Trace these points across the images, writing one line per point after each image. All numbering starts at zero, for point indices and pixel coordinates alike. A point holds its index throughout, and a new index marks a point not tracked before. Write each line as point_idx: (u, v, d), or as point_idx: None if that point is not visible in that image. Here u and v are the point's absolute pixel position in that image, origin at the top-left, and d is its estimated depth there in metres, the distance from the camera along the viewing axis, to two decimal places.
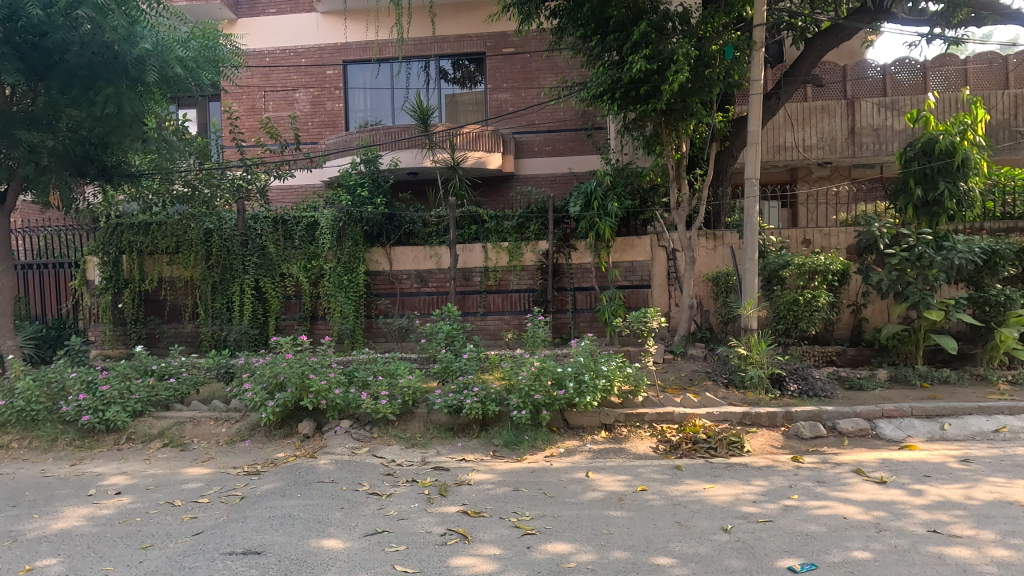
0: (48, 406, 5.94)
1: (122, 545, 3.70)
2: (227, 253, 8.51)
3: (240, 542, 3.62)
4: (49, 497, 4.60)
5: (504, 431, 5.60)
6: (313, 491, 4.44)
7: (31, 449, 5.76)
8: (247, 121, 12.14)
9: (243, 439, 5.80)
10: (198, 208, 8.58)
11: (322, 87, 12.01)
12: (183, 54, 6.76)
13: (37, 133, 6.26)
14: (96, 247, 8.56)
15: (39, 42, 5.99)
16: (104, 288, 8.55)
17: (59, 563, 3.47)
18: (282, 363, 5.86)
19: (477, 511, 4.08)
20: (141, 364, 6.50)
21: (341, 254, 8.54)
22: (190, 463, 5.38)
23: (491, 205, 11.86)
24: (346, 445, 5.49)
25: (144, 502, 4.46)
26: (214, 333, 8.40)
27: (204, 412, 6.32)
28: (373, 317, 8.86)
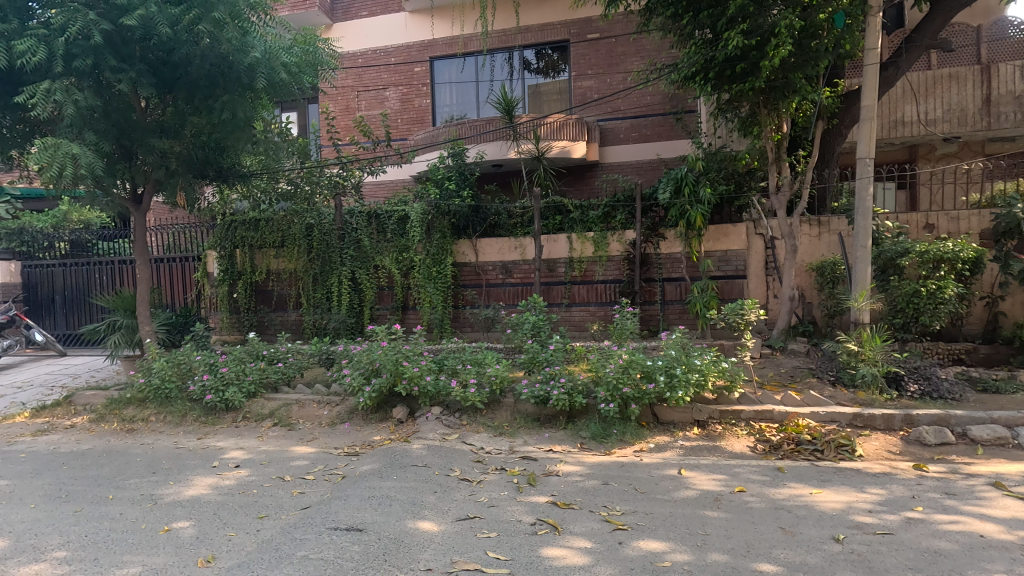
0: (178, 384, 6.65)
1: (242, 513, 4.06)
2: (327, 246, 9.04)
3: (343, 518, 3.85)
4: (181, 466, 5.14)
5: (592, 424, 5.53)
6: (408, 474, 4.64)
7: (165, 422, 6.48)
8: (342, 121, 12.78)
9: (343, 422, 6.17)
10: (301, 205, 9.18)
11: (410, 84, 12.40)
12: (288, 60, 7.24)
13: (167, 141, 6.92)
14: (214, 243, 9.40)
15: (167, 57, 6.59)
16: (221, 279, 9.35)
17: (191, 527, 3.87)
18: (378, 350, 6.18)
19: (567, 503, 4.06)
20: (254, 349, 7.09)
21: (430, 246, 8.79)
22: (298, 441, 5.78)
23: (576, 194, 11.70)
24: (437, 432, 5.67)
25: (259, 475, 4.87)
26: (316, 322, 8.96)
27: (308, 394, 6.78)
28: (460, 308, 9.09)
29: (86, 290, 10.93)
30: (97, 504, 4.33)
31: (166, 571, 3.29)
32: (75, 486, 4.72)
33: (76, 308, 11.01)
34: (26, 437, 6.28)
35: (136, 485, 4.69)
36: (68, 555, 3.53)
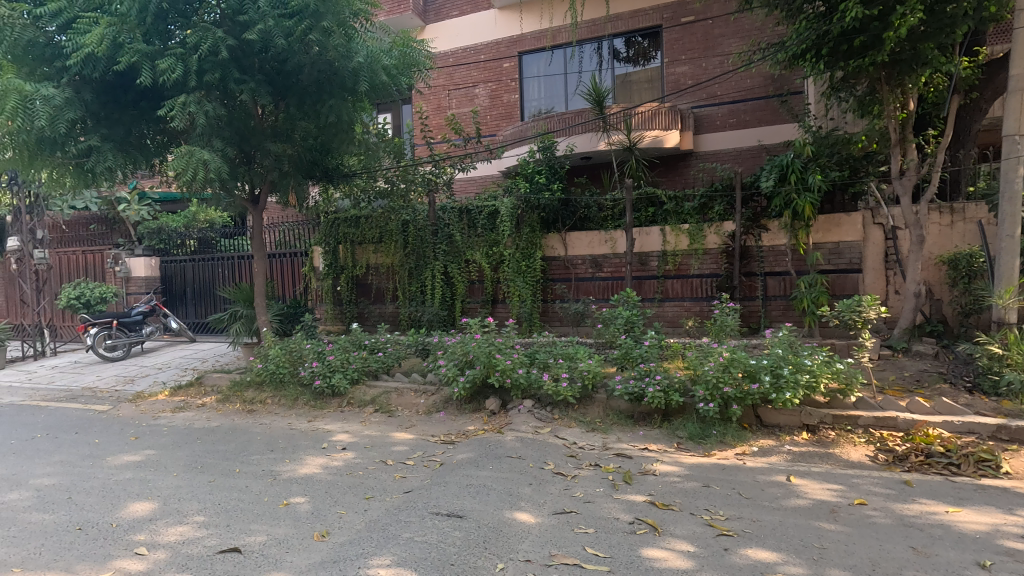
0: (290, 369, 7.20)
1: (351, 493, 4.32)
2: (421, 242, 9.39)
3: (444, 504, 3.99)
4: (295, 446, 5.56)
5: (689, 423, 5.32)
6: (504, 465, 4.71)
7: (280, 405, 7.04)
8: (434, 120, 13.19)
9: (438, 411, 6.38)
10: (397, 201, 9.57)
11: (499, 80, 12.54)
12: (388, 63, 7.57)
13: (281, 145, 7.48)
14: (320, 239, 10.06)
15: (281, 67, 7.10)
16: (326, 273, 9.99)
17: (307, 503, 4.18)
18: (472, 342, 6.33)
19: (666, 504, 3.94)
20: (357, 339, 7.56)
21: (520, 240, 8.85)
22: (397, 428, 6.06)
23: (669, 185, 11.28)
24: (529, 424, 5.72)
25: (364, 458, 5.16)
26: (411, 314, 9.33)
27: (405, 383, 7.09)
28: (549, 302, 9.08)
29: (211, 283, 12.13)
30: (227, 476, 4.79)
31: (287, 541, 3.57)
32: (208, 459, 5.25)
33: (203, 299, 12.25)
34: (167, 413, 7.10)
35: (258, 461, 5.15)
36: (206, 520, 3.94)
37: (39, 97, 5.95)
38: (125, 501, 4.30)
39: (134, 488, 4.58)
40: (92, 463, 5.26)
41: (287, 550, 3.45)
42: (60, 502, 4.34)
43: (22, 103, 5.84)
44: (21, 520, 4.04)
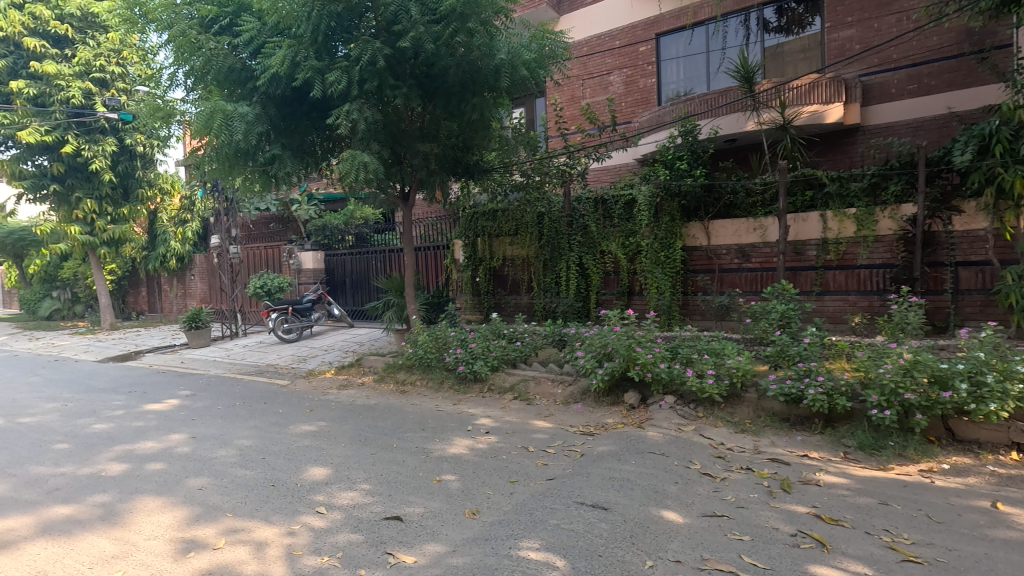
0: (436, 355, 7.72)
1: (497, 475, 4.51)
2: (556, 233, 9.45)
3: (588, 495, 3.99)
4: (443, 427, 5.94)
5: (859, 432, 4.75)
6: (646, 461, 4.59)
7: (427, 387, 7.57)
8: (568, 111, 13.18)
9: (576, 402, 6.40)
10: (532, 194, 9.69)
11: (635, 65, 12.16)
12: (528, 58, 7.72)
13: (429, 145, 8.00)
14: (460, 232, 10.53)
15: (429, 72, 7.57)
16: (466, 264, 10.41)
17: (457, 481, 4.44)
18: (610, 334, 6.25)
19: (834, 518, 3.56)
20: (496, 328, 7.89)
21: (658, 230, 8.51)
22: (536, 416, 6.19)
23: (829, 166, 10.13)
24: (672, 421, 5.50)
25: (506, 442, 5.35)
26: (546, 305, 9.47)
27: (543, 372, 7.22)
28: (690, 294, 8.67)
29: (367, 274, 13.41)
30: (386, 450, 5.26)
31: (442, 515, 3.83)
32: (370, 433, 5.81)
33: (359, 288, 13.59)
34: (334, 389, 8.01)
35: (412, 438, 5.58)
36: (371, 488, 4.36)
37: (237, 115, 6.95)
38: (305, 465, 4.91)
39: (312, 454, 5.23)
40: (278, 430, 6.09)
41: (442, 523, 3.70)
42: (257, 461, 5.08)
43: (225, 121, 6.87)
44: (229, 473, 4.80)
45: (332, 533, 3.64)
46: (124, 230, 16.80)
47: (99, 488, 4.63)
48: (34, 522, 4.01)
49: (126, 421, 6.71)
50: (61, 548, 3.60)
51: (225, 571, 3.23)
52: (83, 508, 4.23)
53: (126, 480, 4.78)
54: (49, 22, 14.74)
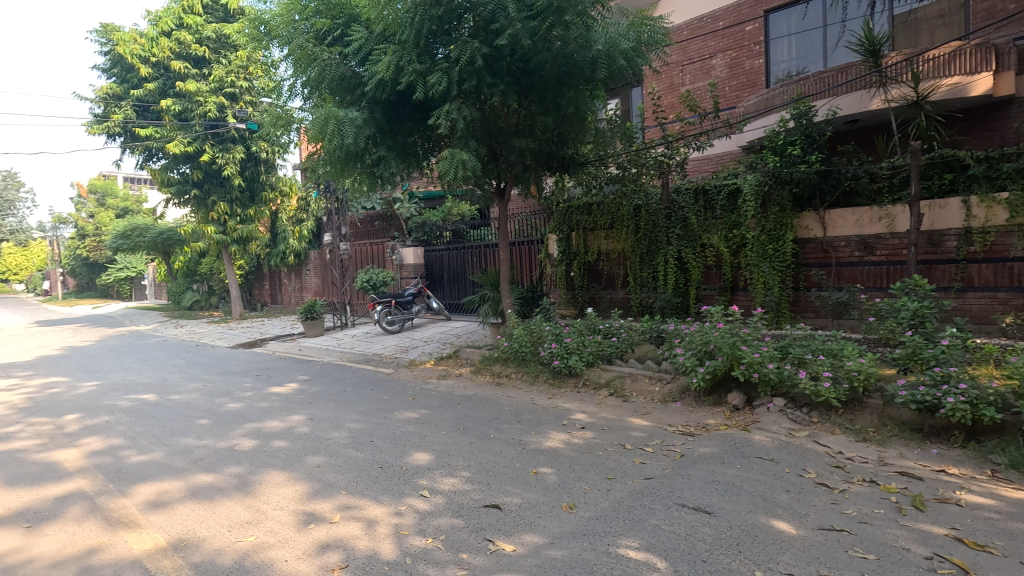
0: (532, 349, 7.83)
1: (593, 471, 4.47)
2: (653, 227, 9.16)
3: (689, 497, 3.85)
4: (539, 420, 5.99)
5: (1011, 448, 4.17)
6: (753, 466, 4.34)
7: (522, 380, 7.67)
8: (667, 99, 12.73)
9: (675, 400, 6.18)
10: (628, 186, 9.37)
11: (740, 46, 11.46)
12: (626, 47, 7.55)
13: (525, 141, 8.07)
14: (554, 227, 10.38)
15: (526, 68, 7.66)
16: (561, 259, 10.29)
17: (553, 474, 4.46)
18: (713, 332, 5.99)
19: (979, 543, 3.15)
20: (592, 323, 7.86)
21: (766, 222, 8.00)
22: (633, 413, 6.05)
23: (971, 145, 9.02)
24: (782, 425, 5.15)
25: (603, 439, 5.29)
26: (642, 300, 9.25)
27: (639, 368, 7.06)
28: (802, 290, 8.07)
29: (463, 269, 13.84)
30: (484, 440, 5.41)
31: (540, 507, 3.87)
32: (468, 423, 6.00)
33: (456, 282, 14.07)
34: (434, 379, 8.37)
35: (509, 429, 5.69)
36: (471, 475, 4.51)
37: (348, 121, 7.44)
38: (409, 450, 5.18)
39: (415, 439, 5.50)
40: (384, 415, 6.47)
41: (539, 515, 3.74)
42: (366, 444, 5.44)
43: (337, 126, 7.38)
44: (342, 454, 5.18)
45: (435, 517, 3.81)
46: (251, 230, 18.62)
47: (234, 460, 5.19)
48: (183, 486, 4.58)
49: (255, 401, 7.47)
50: (206, 511, 4.08)
51: (341, 544, 3.50)
52: (222, 477, 4.77)
53: (256, 455, 5.31)
54: (191, 45, 16.63)
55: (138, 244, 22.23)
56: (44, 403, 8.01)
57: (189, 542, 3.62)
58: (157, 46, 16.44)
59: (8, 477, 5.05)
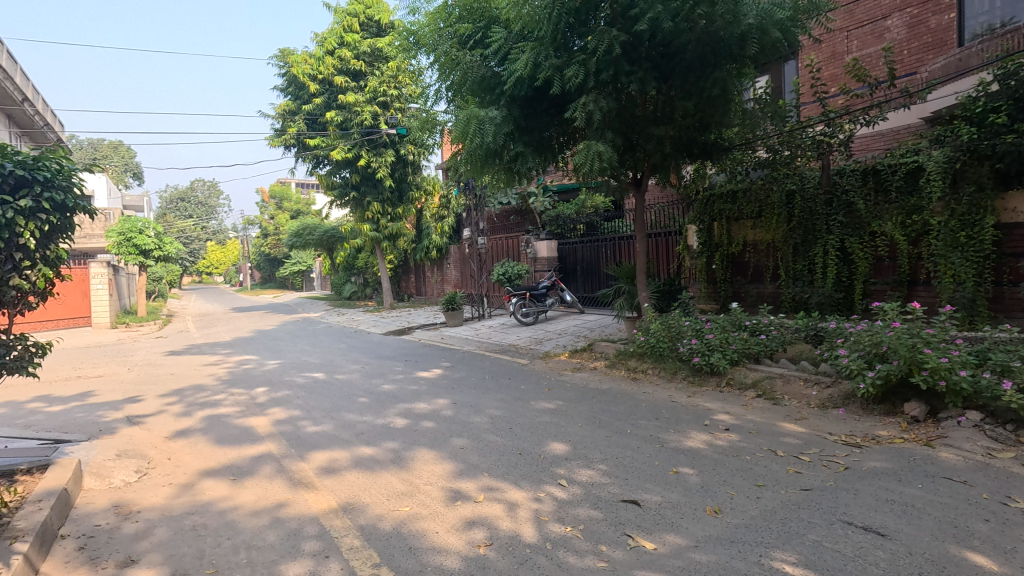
0: (669, 345, 7.56)
1: (740, 477, 4.20)
2: (810, 214, 8.21)
3: (857, 515, 3.45)
4: (678, 418, 5.76)
5: None
6: (939, 487, 3.77)
7: (660, 376, 7.43)
8: (828, 70, 11.43)
9: (836, 407, 5.57)
10: (779, 171, 8.52)
11: (923, 2, 9.90)
12: (782, 18, 6.94)
13: (664, 128, 7.78)
14: (694, 217, 9.74)
15: (666, 51, 7.46)
16: (701, 251, 9.66)
17: (695, 476, 4.26)
18: (886, 332, 5.29)
19: None
20: (737, 319, 7.36)
21: (957, 204, 6.80)
22: (784, 418, 5.55)
23: None
24: (977, 443, 4.37)
25: (750, 443, 4.94)
26: (795, 296, 8.40)
27: (792, 370, 6.48)
28: (1005, 285, 6.92)
29: (597, 262, 13.84)
30: (621, 435, 5.33)
31: (682, 508, 3.73)
32: (604, 417, 5.96)
33: (590, 276, 14.09)
34: (569, 371, 8.45)
35: (646, 426, 5.55)
36: (608, 469, 4.48)
37: (488, 120, 7.74)
38: (547, 439, 5.29)
39: (552, 430, 5.59)
40: (522, 404, 6.68)
41: (681, 516, 3.62)
42: (505, 430, 5.66)
43: (478, 126, 7.71)
44: (484, 438, 5.45)
45: (574, 506, 3.85)
46: (400, 226, 20.27)
47: (390, 436, 5.71)
48: (349, 456, 5.15)
49: (405, 384, 8.15)
50: (368, 480, 4.56)
51: (485, 522, 3.69)
52: (380, 451, 5.28)
53: (407, 433, 5.79)
54: (350, 61, 18.47)
55: (308, 241, 25.32)
56: (241, 376, 9.50)
57: (355, 505, 4.07)
58: (323, 65, 18.48)
59: (218, 436, 6.08)
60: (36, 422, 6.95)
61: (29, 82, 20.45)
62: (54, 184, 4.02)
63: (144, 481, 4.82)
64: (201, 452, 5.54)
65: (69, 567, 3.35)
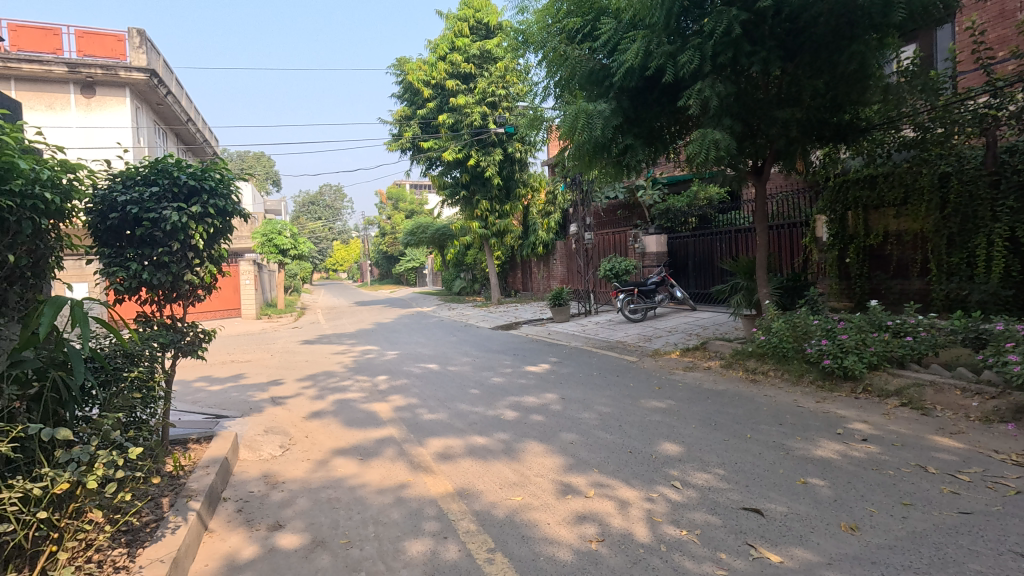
0: (795, 346, 7.01)
1: (881, 492, 3.80)
2: (970, 199, 7.11)
3: None
4: (806, 425, 5.32)
5: None
6: None
7: (783, 379, 6.90)
8: (995, 32, 9.89)
9: (1004, 422, 4.85)
10: (930, 151, 7.51)
11: None
12: None
13: (789, 110, 7.17)
14: (823, 206, 8.84)
15: (793, 27, 6.92)
16: (831, 244, 8.76)
17: (827, 488, 3.92)
18: None
19: None
20: (876, 319, 6.68)
21: None
22: (936, 431, 4.90)
23: None
24: None
25: (894, 456, 4.43)
26: (950, 293, 7.31)
27: (946, 377, 5.72)
28: None
29: (711, 256, 13.18)
30: (740, 439, 5.04)
31: (812, 522, 3.45)
32: (721, 419, 5.67)
33: (703, 271, 13.45)
34: (681, 370, 8.12)
35: (768, 431, 5.19)
36: (726, 474, 4.26)
37: (597, 113, 7.65)
38: (659, 439, 5.14)
39: (664, 430, 5.42)
40: (632, 402, 6.55)
41: (811, 530, 3.35)
42: (615, 428, 5.59)
43: (587, 120, 7.63)
44: (593, 434, 5.42)
45: (690, 510, 3.71)
46: (507, 223, 20.72)
47: (501, 427, 5.88)
48: (464, 445, 5.38)
49: (515, 377, 8.33)
50: (482, 468, 4.74)
51: (597, 518, 3.68)
52: (492, 441, 5.45)
53: (518, 425, 5.92)
54: (461, 65, 19.13)
55: (422, 239, 26.72)
56: (365, 365, 10.28)
57: (470, 492, 4.25)
58: (436, 70, 19.33)
59: (347, 419, 6.64)
60: (201, 399, 8.04)
61: (191, 105, 23.58)
62: (217, 192, 4.61)
63: (287, 455, 5.39)
64: (333, 433, 6.09)
65: (231, 526, 3.86)
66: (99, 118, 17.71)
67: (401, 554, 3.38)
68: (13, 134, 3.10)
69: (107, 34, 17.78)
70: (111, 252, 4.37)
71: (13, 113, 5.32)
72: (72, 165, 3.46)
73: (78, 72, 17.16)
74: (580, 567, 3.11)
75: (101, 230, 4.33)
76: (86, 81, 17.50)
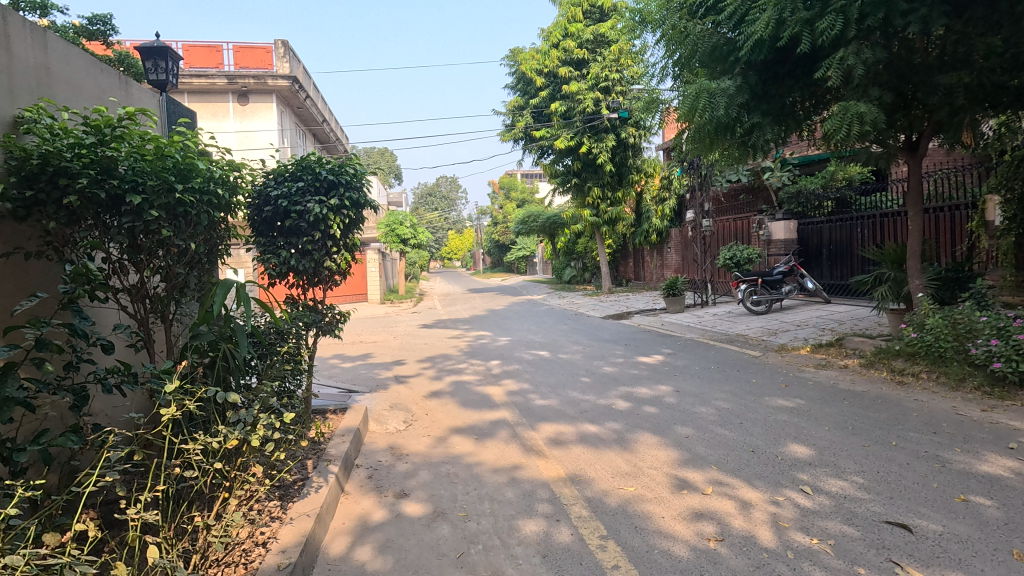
0: (956, 345, 6.17)
1: None
2: None
3: None
4: (967, 436, 4.65)
5: None
6: None
7: (939, 383, 6.08)
8: None
9: None
10: None
11: None
12: None
13: (954, 74, 6.29)
14: (997, 184, 7.38)
15: None
16: (1005, 229, 7.34)
17: (995, 508, 3.41)
18: None
19: None
20: None
21: None
22: None
23: None
24: None
25: None
26: None
27: None
28: None
29: (849, 244, 11.93)
30: (883, 446, 4.54)
31: (976, 545, 3.03)
32: (860, 423, 5.13)
33: (840, 259, 12.21)
34: (811, 368, 7.47)
35: (919, 440, 4.61)
36: (866, 483, 3.87)
37: (720, 91, 7.22)
38: (785, 440, 4.79)
39: (791, 430, 5.04)
40: (754, 399, 6.15)
41: (973, 555, 2.94)
42: (735, 425, 5.29)
43: (709, 99, 7.25)
44: (711, 430, 5.18)
45: (822, 518, 3.43)
46: (619, 211, 20.27)
47: (612, 417, 5.83)
48: (575, 432, 5.41)
49: (626, 367, 8.20)
50: (594, 456, 4.74)
51: (715, 517, 3.52)
52: (604, 430, 5.42)
53: (630, 416, 5.83)
54: (574, 51, 18.91)
55: (533, 228, 27.09)
56: (479, 350, 10.68)
57: (582, 478, 4.28)
58: (549, 58, 19.28)
59: (463, 400, 6.97)
60: (336, 374, 8.88)
61: (326, 106, 25.77)
62: (352, 185, 5.03)
63: (409, 430, 5.79)
64: (450, 412, 6.42)
65: (363, 490, 4.24)
66: (252, 122, 19.98)
67: (516, 532, 3.50)
68: (193, 140, 3.61)
69: (258, 46, 20.03)
70: (265, 241, 4.94)
71: (190, 121, 6.20)
72: (237, 165, 3.94)
73: (236, 83, 19.48)
74: (698, 565, 3.01)
75: (257, 222, 4.92)
76: (241, 90, 19.81)
